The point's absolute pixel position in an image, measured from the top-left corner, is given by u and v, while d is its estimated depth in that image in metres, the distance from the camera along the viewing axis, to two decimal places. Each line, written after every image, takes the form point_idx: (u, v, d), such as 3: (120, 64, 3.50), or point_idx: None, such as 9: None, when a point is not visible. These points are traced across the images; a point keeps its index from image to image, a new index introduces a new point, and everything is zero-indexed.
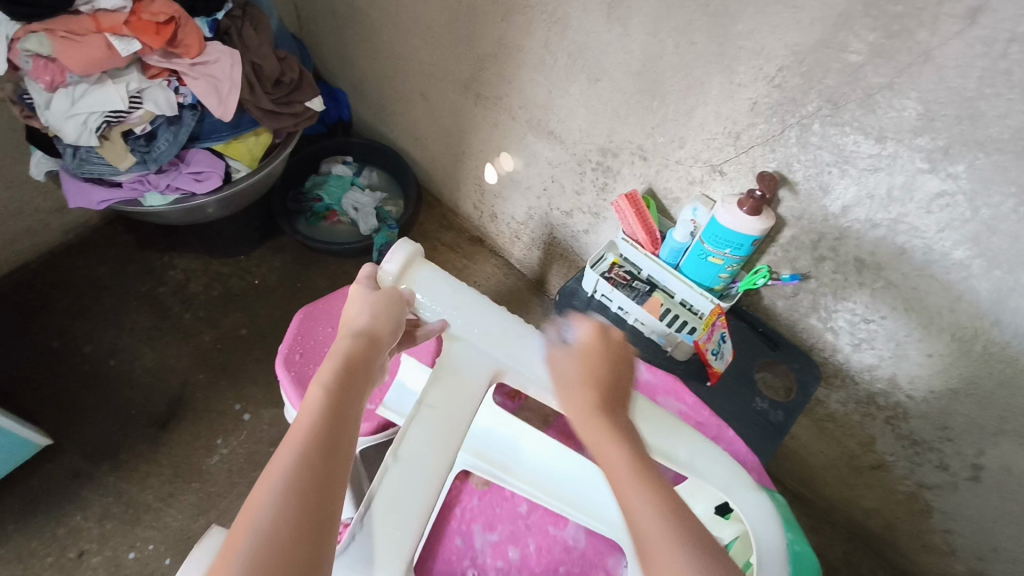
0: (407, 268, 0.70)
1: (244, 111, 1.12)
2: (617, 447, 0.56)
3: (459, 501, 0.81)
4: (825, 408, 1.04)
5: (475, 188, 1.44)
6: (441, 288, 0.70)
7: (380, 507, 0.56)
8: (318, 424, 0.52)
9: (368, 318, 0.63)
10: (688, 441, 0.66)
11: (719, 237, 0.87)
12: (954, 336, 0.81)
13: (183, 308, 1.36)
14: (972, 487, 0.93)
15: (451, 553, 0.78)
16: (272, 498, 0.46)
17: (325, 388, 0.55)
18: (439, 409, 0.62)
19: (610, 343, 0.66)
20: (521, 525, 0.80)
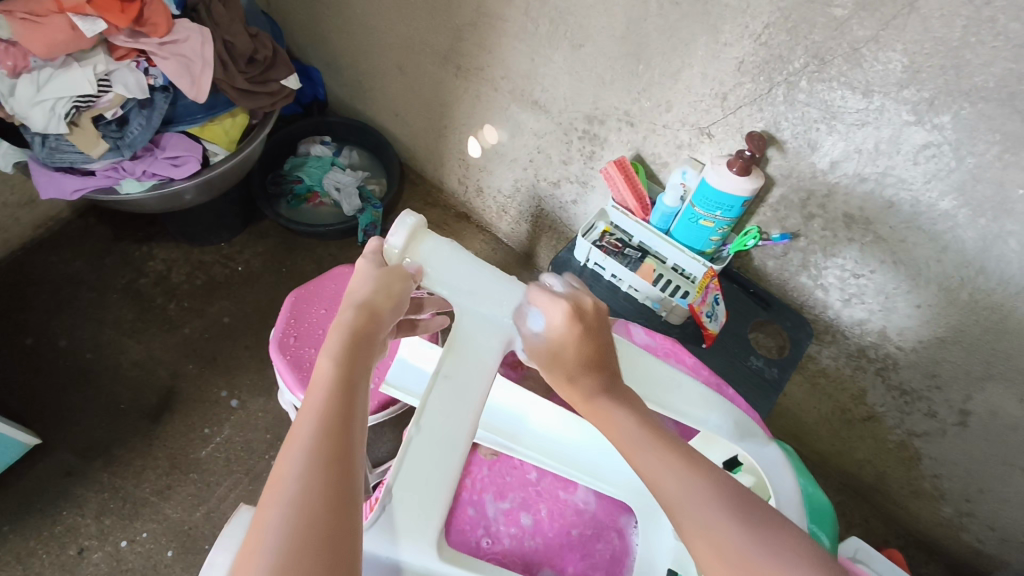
0: (412, 241, 0.60)
1: (218, 92, 1.09)
2: (621, 415, 0.52)
3: (468, 471, 0.73)
4: (817, 364, 1.06)
5: (458, 163, 1.42)
6: (452, 259, 0.60)
7: (404, 482, 0.49)
8: (331, 402, 0.45)
9: (373, 285, 0.54)
10: (699, 397, 0.63)
11: (709, 199, 0.87)
12: (941, 286, 0.82)
13: (166, 299, 1.35)
14: (959, 432, 0.95)
15: (463, 524, 0.70)
16: (293, 486, 0.41)
17: (335, 360, 0.48)
18: (457, 385, 0.54)
19: (586, 318, 0.56)
20: (533, 492, 0.72)
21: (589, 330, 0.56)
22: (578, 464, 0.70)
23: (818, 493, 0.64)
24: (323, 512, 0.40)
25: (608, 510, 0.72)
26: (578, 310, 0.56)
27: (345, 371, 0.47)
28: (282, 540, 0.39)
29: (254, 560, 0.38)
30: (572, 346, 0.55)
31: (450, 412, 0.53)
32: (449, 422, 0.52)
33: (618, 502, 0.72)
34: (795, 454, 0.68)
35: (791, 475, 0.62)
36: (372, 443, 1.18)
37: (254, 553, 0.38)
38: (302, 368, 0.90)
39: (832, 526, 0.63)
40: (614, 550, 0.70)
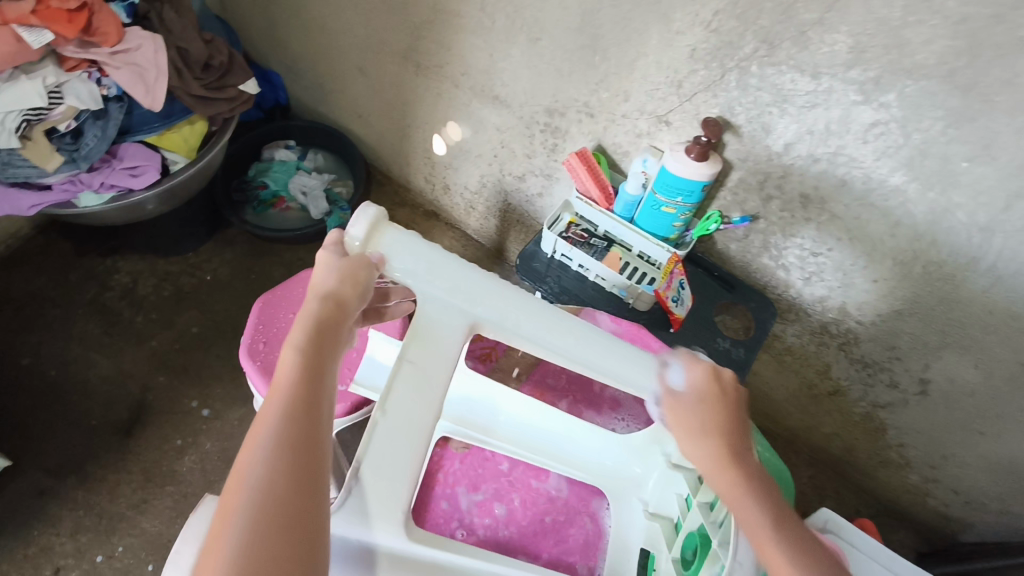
0: (373, 233, 0.54)
1: (174, 99, 1.07)
2: (759, 506, 0.48)
3: (439, 466, 0.74)
4: (783, 342, 1.08)
5: (425, 162, 1.42)
6: (417, 247, 0.54)
7: (369, 470, 0.48)
8: (296, 395, 0.44)
9: (339, 276, 0.51)
10: None
11: (669, 185, 0.88)
12: (895, 260, 0.84)
13: (133, 311, 1.33)
14: (920, 401, 0.98)
15: (438, 517, 0.71)
16: (260, 473, 0.40)
17: (301, 348, 0.47)
18: (422, 371, 0.51)
19: (726, 390, 0.53)
20: (506, 483, 0.73)
21: (726, 399, 0.53)
22: (551, 451, 0.72)
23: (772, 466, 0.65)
24: (290, 495, 0.40)
25: (579, 496, 0.73)
26: (721, 377, 0.54)
27: (314, 360, 0.47)
28: (247, 524, 0.39)
29: (219, 545, 0.38)
30: (712, 409, 0.52)
31: (416, 396, 0.50)
32: (414, 410, 0.50)
33: (589, 487, 0.74)
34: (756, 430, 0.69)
35: None
36: (349, 445, 1.17)
37: (218, 537, 0.38)
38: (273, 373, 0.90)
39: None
40: (588, 535, 0.71)
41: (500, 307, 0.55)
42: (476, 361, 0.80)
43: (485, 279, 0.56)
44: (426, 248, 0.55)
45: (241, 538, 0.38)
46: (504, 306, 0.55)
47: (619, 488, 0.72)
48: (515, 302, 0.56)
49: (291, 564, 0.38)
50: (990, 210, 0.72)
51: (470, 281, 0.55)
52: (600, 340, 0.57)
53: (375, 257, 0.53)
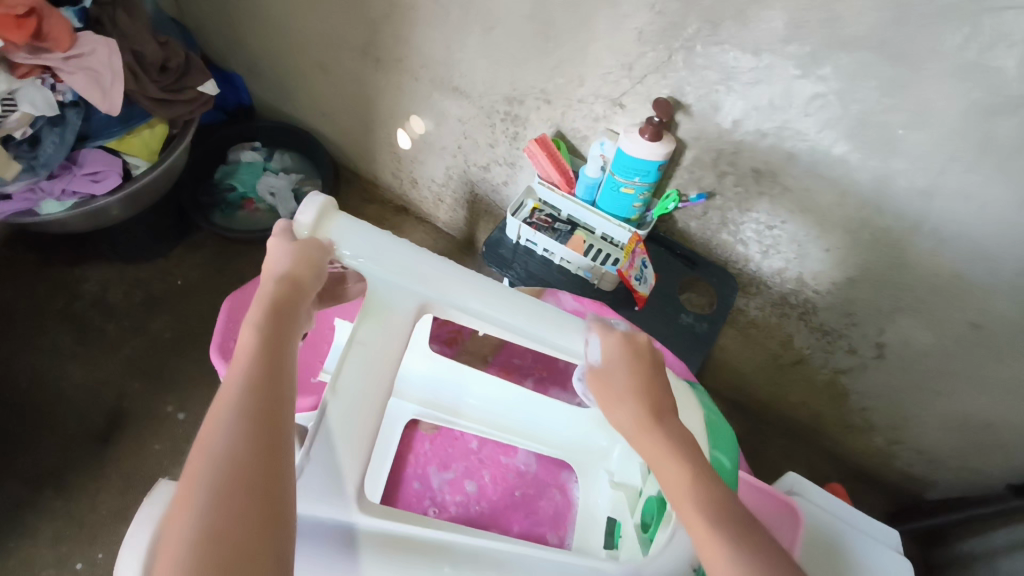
0: (324, 219, 0.56)
1: (133, 102, 1.07)
2: (673, 462, 0.48)
3: (410, 447, 0.75)
4: (746, 316, 1.11)
5: (391, 157, 1.42)
6: (365, 232, 0.56)
7: (321, 447, 0.48)
8: (257, 368, 0.45)
9: (291, 259, 0.52)
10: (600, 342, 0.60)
11: (626, 166, 0.91)
12: (845, 228, 0.87)
13: (105, 319, 1.32)
14: (878, 364, 1.02)
15: (410, 497, 0.72)
16: (222, 439, 0.41)
17: (257, 330, 0.47)
18: (374, 348, 0.52)
19: (637, 351, 0.55)
20: (476, 461, 0.75)
21: (638, 361, 0.54)
22: (518, 428, 0.75)
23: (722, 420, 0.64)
24: (255, 463, 0.41)
25: (547, 469, 0.75)
26: (632, 340, 0.56)
27: (271, 340, 0.47)
28: (213, 486, 0.39)
29: (186, 509, 0.38)
30: (625, 372, 0.53)
31: (367, 373, 0.51)
32: (365, 386, 0.50)
33: (556, 461, 0.76)
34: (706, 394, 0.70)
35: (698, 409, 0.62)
36: None
37: (184, 502, 0.39)
38: None
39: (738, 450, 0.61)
40: (558, 506, 0.73)
41: (445, 288, 0.56)
42: (442, 344, 0.80)
43: (431, 260, 0.56)
44: (373, 232, 0.56)
45: (207, 510, 0.38)
46: (449, 288, 0.57)
47: (584, 460, 0.74)
48: (461, 282, 0.57)
49: (259, 522, 0.39)
50: (928, 174, 0.75)
51: (416, 262, 0.56)
52: (545, 317, 0.58)
53: (326, 241, 0.55)
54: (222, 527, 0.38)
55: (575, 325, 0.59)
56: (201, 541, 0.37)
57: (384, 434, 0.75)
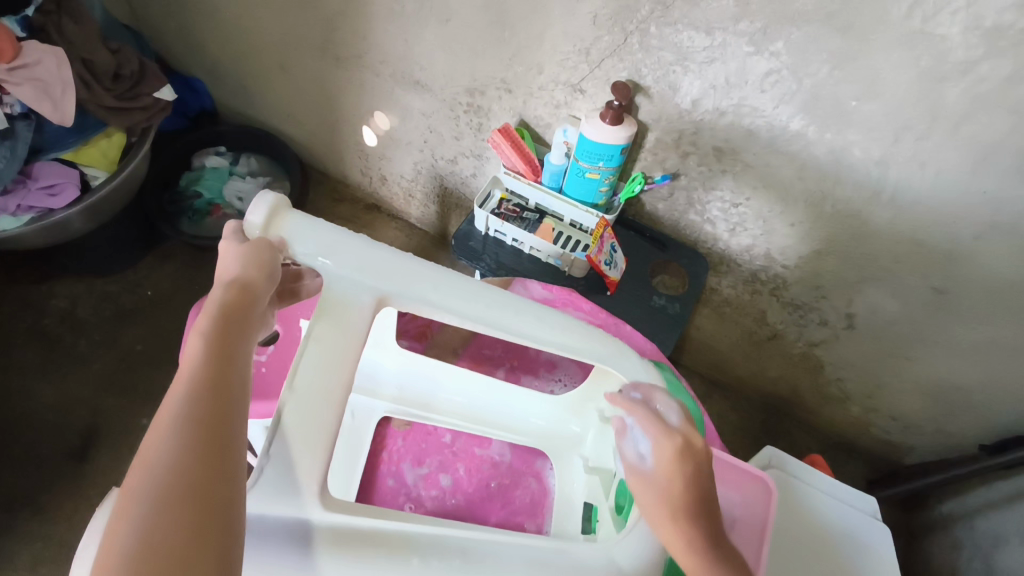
0: (273, 217, 0.55)
1: (86, 112, 1.05)
2: None
3: (383, 445, 0.74)
4: (719, 295, 1.12)
5: (358, 155, 1.41)
6: (319, 231, 0.56)
7: (280, 446, 0.47)
8: (205, 374, 0.44)
9: (243, 262, 0.51)
10: (563, 326, 0.61)
11: (589, 152, 0.90)
12: (808, 201, 0.88)
13: (75, 335, 1.30)
14: (849, 335, 1.03)
15: (385, 494, 0.71)
16: (164, 450, 0.40)
17: (205, 337, 0.46)
18: (330, 343, 0.51)
19: (692, 461, 0.52)
20: (450, 454, 0.75)
21: (693, 473, 0.52)
22: (491, 419, 0.76)
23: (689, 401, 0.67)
24: (189, 481, 0.39)
25: (522, 458, 0.76)
26: (681, 445, 0.53)
27: (218, 347, 0.46)
28: (151, 499, 0.38)
29: (123, 521, 0.38)
30: (676, 485, 0.51)
31: (324, 369, 0.50)
32: (323, 382, 0.50)
33: (531, 449, 0.77)
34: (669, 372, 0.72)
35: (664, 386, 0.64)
36: None
37: (121, 515, 0.38)
38: None
39: None
40: (533, 494, 0.74)
41: (402, 281, 0.56)
42: (412, 339, 0.81)
43: (388, 255, 0.57)
44: (327, 229, 0.56)
45: (138, 530, 0.37)
46: (406, 281, 0.56)
47: (558, 446, 0.75)
48: (417, 275, 0.57)
49: (198, 535, 0.38)
50: (883, 143, 0.76)
51: (375, 258, 0.56)
52: (506, 305, 0.60)
53: (278, 240, 0.54)
54: (160, 541, 0.37)
55: (535, 312, 0.61)
56: (135, 556, 0.36)
57: (356, 433, 0.74)
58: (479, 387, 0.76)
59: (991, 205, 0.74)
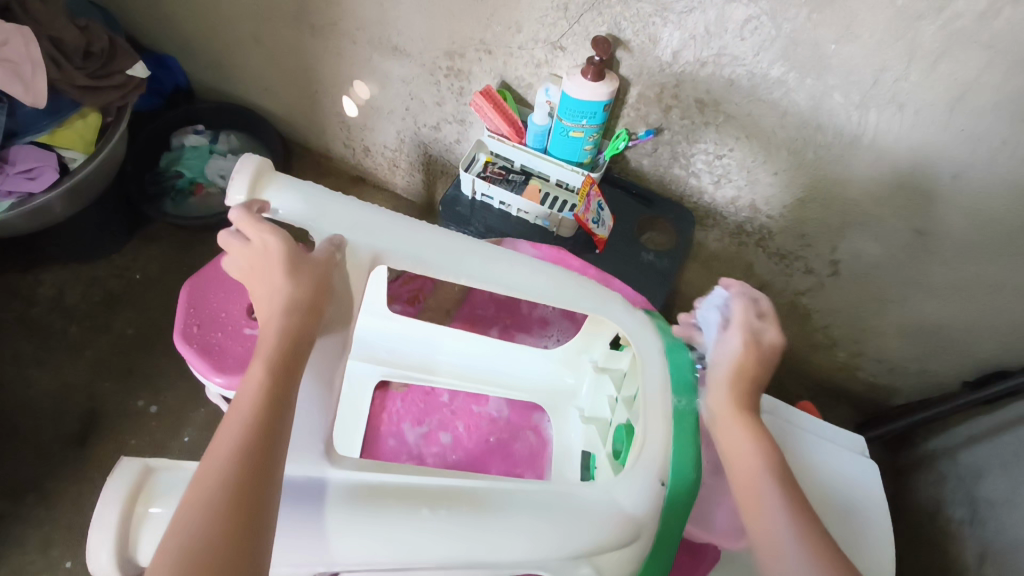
0: (258, 186, 0.53)
1: (59, 93, 1.03)
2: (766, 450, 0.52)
3: (383, 407, 0.77)
4: (707, 249, 1.13)
5: (339, 126, 1.39)
6: (303, 193, 0.55)
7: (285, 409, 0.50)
8: (262, 407, 0.45)
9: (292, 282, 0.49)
10: (548, 276, 0.64)
11: (572, 110, 0.90)
12: (790, 149, 0.89)
13: (64, 322, 1.29)
14: (834, 281, 1.05)
15: (387, 454, 0.74)
16: (213, 479, 0.41)
17: (263, 371, 0.46)
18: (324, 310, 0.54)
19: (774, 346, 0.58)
20: (449, 413, 0.77)
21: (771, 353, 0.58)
22: (483, 376, 0.77)
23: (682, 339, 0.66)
24: (230, 509, 0.40)
25: (520, 413, 0.78)
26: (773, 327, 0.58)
27: (274, 390, 0.45)
28: (191, 528, 0.39)
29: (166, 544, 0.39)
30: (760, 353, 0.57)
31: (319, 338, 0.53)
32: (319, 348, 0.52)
33: (528, 404, 0.79)
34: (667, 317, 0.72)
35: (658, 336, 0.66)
36: None
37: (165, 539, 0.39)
38: (212, 353, 0.87)
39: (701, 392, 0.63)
40: (533, 446, 0.76)
41: (396, 237, 0.58)
42: (404, 304, 0.85)
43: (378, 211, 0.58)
44: (311, 190, 0.55)
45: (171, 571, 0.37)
46: (400, 236, 0.58)
47: (555, 401, 0.77)
48: (410, 231, 0.59)
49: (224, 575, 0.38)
50: (862, 86, 0.77)
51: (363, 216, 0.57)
52: (501, 260, 0.63)
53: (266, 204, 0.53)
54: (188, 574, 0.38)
55: (529, 266, 0.64)
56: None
57: (355, 397, 0.76)
58: (472, 346, 0.77)
59: (969, 143, 0.76)
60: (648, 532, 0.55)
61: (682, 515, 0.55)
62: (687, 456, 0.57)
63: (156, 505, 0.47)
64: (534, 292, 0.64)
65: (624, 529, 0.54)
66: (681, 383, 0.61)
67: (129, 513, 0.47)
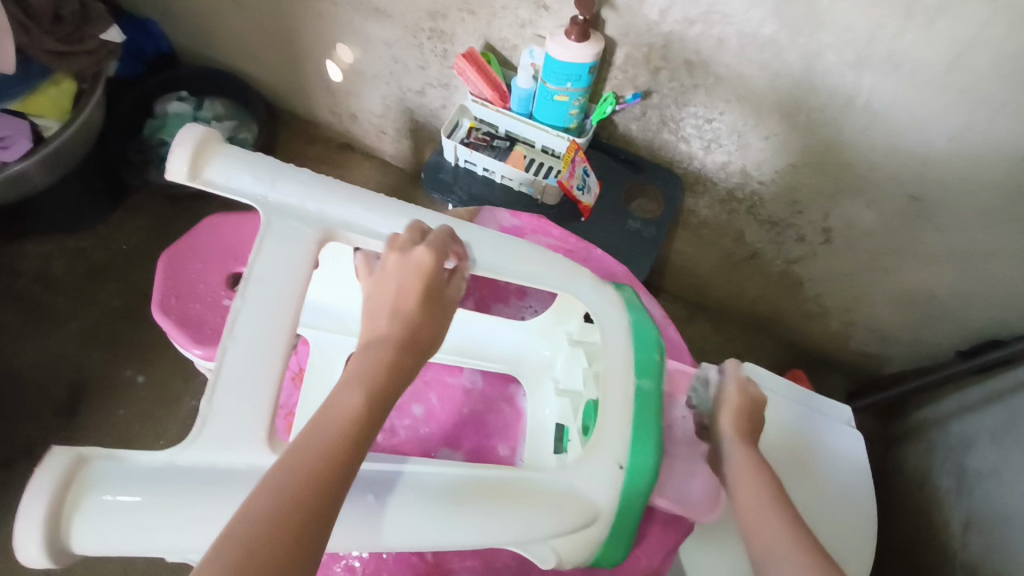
0: (200, 152, 0.52)
1: (29, 59, 1.00)
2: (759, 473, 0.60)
3: None
4: (698, 216, 1.11)
5: (325, 92, 1.36)
6: (247, 161, 0.53)
7: (225, 394, 0.48)
8: (355, 420, 0.44)
9: (417, 307, 0.50)
10: (502, 248, 0.63)
11: (557, 73, 0.87)
12: (781, 112, 0.85)
13: (51, 294, 1.29)
14: (827, 249, 1.02)
15: None
16: (287, 474, 0.40)
17: (365, 393, 0.45)
18: (269, 286, 0.51)
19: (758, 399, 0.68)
20: (421, 384, 0.76)
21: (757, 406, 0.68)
22: (459, 347, 0.76)
23: (643, 319, 0.68)
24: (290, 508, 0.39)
25: (495, 385, 0.77)
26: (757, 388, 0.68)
27: (369, 408, 0.45)
28: (258, 519, 0.38)
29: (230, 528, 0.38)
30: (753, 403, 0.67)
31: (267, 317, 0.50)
32: (264, 325, 0.50)
33: (503, 375, 0.78)
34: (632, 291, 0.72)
35: (620, 312, 0.67)
36: None
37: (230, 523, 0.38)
38: (190, 324, 0.87)
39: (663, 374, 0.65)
40: (507, 419, 0.76)
41: (348, 211, 0.56)
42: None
43: (331, 184, 0.56)
44: (258, 164, 0.54)
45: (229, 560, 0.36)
46: (351, 210, 0.56)
47: (532, 371, 0.76)
48: (362, 203, 0.56)
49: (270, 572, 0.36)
50: (857, 45, 0.73)
51: (309, 186, 0.55)
52: (460, 235, 0.61)
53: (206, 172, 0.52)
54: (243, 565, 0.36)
55: (490, 240, 0.62)
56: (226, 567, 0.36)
57: (326, 370, 0.73)
58: None
59: (967, 105, 0.72)
60: (604, 516, 0.58)
61: (639, 492, 0.60)
62: (646, 439, 0.60)
63: (117, 493, 0.43)
64: (495, 268, 0.62)
65: (585, 513, 0.57)
66: (641, 365, 0.64)
67: (84, 501, 0.43)
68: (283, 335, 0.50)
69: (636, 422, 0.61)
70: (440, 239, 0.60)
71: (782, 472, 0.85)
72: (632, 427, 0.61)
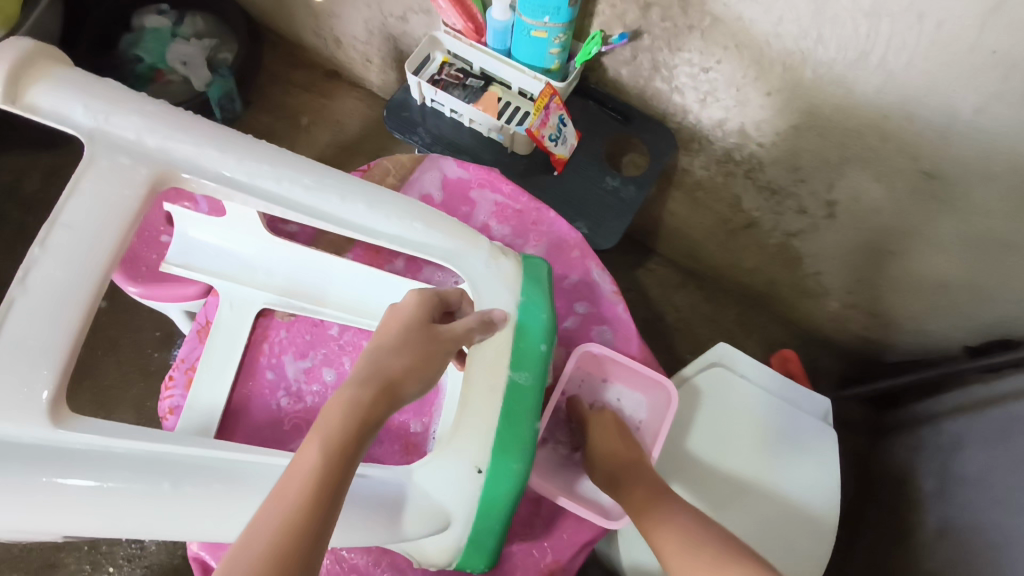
0: (25, 71, 0.52)
1: None
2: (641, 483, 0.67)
3: (265, 336, 0.74)
4: (692, 176, 1.00)
5: (307, 12, 1.26)
6: (85, 90, 0.54)
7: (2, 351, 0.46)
8: (322, 478, 0.41)
9: (392, 343, 0.49)
10: (388, 211, 0.62)
11: (533, 3, 0.76)
12: (784, 65, 0.74)
13: (21, 211, 1.26)
14: (830, 225, 0.92)
15: (262, 388, 0.72)
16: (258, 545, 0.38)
17: (322, 447, 0.42)
18: (76, 233, 0.49)
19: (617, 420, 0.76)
20: (336, 348, 0.75)
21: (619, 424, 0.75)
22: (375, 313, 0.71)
23: (534, 297, 0.67)
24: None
25: None
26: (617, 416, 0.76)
27: (333, 464, 0.42)
28: None
29: None
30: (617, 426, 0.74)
31: (69, 270, 0.48)
32: (65, 274, 0.48)
33: None
34: (544, 267, 0.71)
35: (508, 290, 0.66)
36: None
37: None
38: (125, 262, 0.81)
39: (544, 370, 0.65)
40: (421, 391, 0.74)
41: (196, 153, 0.56)
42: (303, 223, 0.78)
43: (185, 119, 0.57)
44: (91, 92, 0.54)
45: None
46: (200, 151, 0.56)
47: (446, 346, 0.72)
48: (211, 146, 0.56)
49: None
50: None
51: (154, 122, 0.55)
52: (327, 188, 0.60)
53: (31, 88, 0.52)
54: None
55: (363, 197, 0.62)
56: None
57: (234, 325, 0.72)
58: (361, 278, 0.72)
59: (999, 69, 0.60)
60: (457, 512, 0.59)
61: (496, 495, 0.60)
62: (513, 441, 0.62)
63: (59, 477, 0.47)
64: (357, 225, 0.61)
65: (434, 518, 0.58)
66: (521, 356, 0.64)
67: None
68: (87, 293, 0.48)
69: (506, 422, 0.62)
70: (304, 193, 0.59)
71: (766, 459, 0.81)
72: (501, 423, 0.62)
